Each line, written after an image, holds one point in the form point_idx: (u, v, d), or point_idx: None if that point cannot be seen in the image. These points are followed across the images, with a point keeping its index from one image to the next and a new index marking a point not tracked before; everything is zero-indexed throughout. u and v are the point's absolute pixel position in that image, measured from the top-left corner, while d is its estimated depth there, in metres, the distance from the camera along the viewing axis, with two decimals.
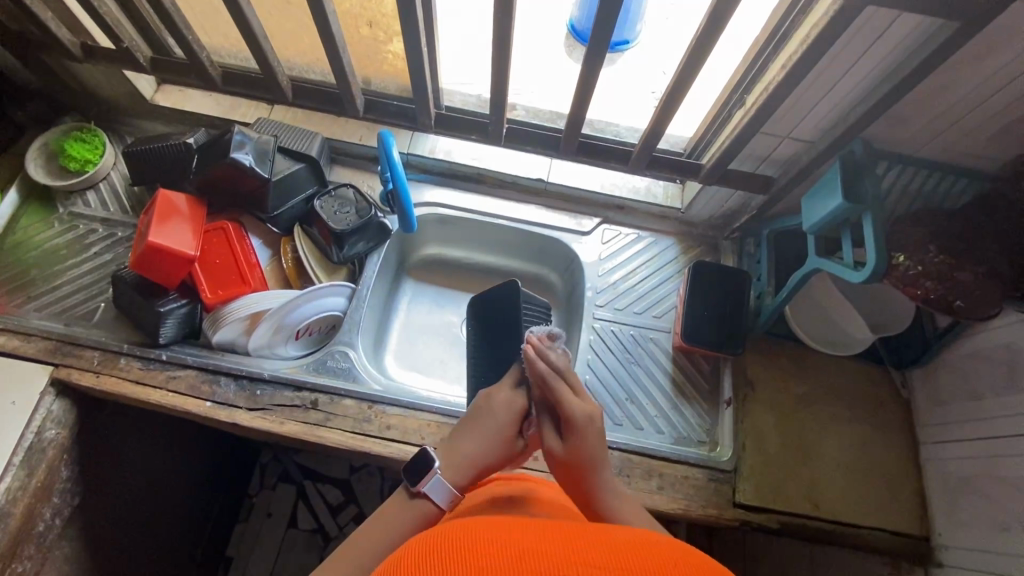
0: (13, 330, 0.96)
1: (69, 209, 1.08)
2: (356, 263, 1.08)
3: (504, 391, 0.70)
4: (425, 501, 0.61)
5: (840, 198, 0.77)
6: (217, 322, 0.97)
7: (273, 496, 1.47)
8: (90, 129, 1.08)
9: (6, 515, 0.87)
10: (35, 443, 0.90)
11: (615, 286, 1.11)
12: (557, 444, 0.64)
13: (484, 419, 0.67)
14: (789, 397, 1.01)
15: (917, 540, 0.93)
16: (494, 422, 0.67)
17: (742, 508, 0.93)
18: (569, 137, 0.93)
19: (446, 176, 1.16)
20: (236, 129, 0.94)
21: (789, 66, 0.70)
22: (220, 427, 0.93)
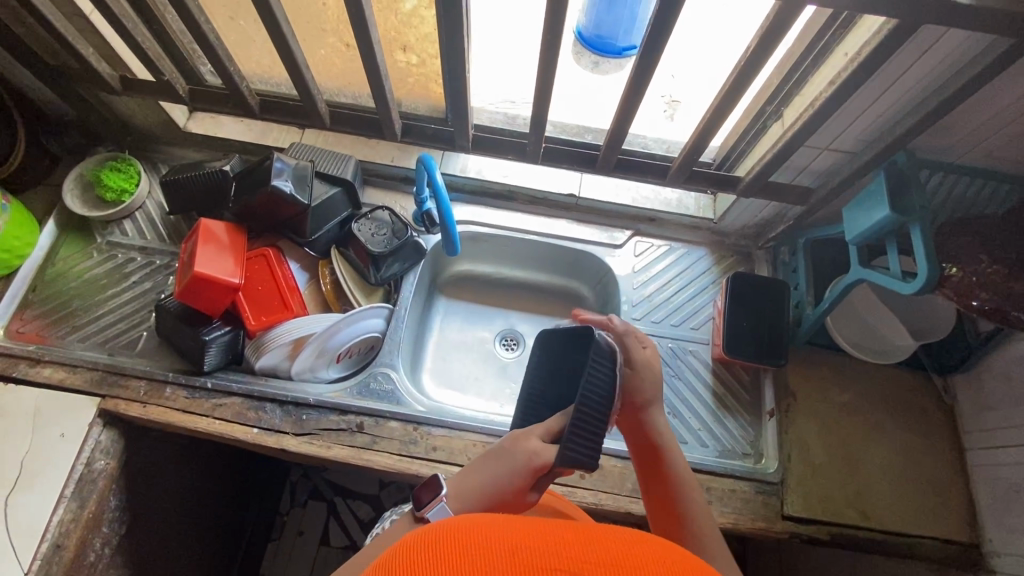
0: (58, 362, 0.97)
1: (107, 238, 1.09)
2: (393, 284, 1.08)
3: (534, 439, 0.61)
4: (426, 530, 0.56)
5: (888, 209, 0.77)
6: (261, 347, 0.97)
7: (306, 514, 1.47)
8: (125, 159, 1.09)
9: (61, 548, 0.87)
10: (85, 474, 0.90)
11: (650, 298, 1.11)
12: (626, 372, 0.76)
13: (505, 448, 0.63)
14: (831, 406, 1.01)
15: (968, 547, 0.92)
16: (509, 462, 0.59)
17: (792, 520, 0.93)
18: (607, 154, 0.93)
19: (477, 194, 1.16)
20: (276, 156, 0.95)
21: (838, 81, 0.70)
22: (267, 453, 0.94)
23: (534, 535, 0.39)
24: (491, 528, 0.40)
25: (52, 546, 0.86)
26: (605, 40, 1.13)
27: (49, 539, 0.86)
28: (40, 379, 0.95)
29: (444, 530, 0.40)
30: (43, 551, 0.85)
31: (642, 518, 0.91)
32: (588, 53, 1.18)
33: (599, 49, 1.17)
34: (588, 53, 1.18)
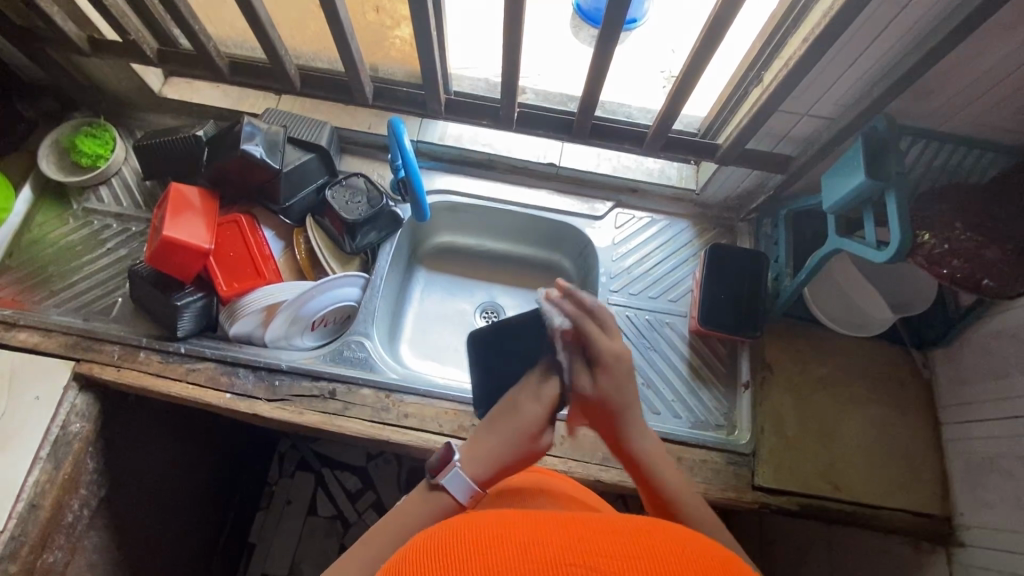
0: (34, 327, 0.97)
1: (83, 205, 1.09)
2: (369, 253, 1.08)
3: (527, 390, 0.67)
4: (443, 492, 0.61)
5: (862, 175, 0.75)
6: (234, 314, 0.97)
7: (292, 483, 1.50)
8: (101, 124, 1.08)
9: (36, 507, 0.88)
10: (61, 436, 0.91)
11: (629, 271, 1.10)
12: (589, 388, 0.66)
13: (513, 418, 0.64)
14: (808, 379, 1.00)
15: (938, 520, 0.93)
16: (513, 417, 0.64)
17: (762, 490, 0.93)
18: (581, 120, 0.91)
19: (456, 163, 1.15)
20: (246, 120, 0.93)
21: (811, 41, 0.68)
22: (240, 418, 0.94)
23: (548, 526, 0.40)
24: (509, 521, 0.41)
25: (28, 505, 0.87)
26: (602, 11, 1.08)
27: (25, 499, 0.87)
28: (15, 343, 0.95)
29: (465, 523, 0.42)
30: (19, 509, 0.87)
31: (612, 486, 0.92)
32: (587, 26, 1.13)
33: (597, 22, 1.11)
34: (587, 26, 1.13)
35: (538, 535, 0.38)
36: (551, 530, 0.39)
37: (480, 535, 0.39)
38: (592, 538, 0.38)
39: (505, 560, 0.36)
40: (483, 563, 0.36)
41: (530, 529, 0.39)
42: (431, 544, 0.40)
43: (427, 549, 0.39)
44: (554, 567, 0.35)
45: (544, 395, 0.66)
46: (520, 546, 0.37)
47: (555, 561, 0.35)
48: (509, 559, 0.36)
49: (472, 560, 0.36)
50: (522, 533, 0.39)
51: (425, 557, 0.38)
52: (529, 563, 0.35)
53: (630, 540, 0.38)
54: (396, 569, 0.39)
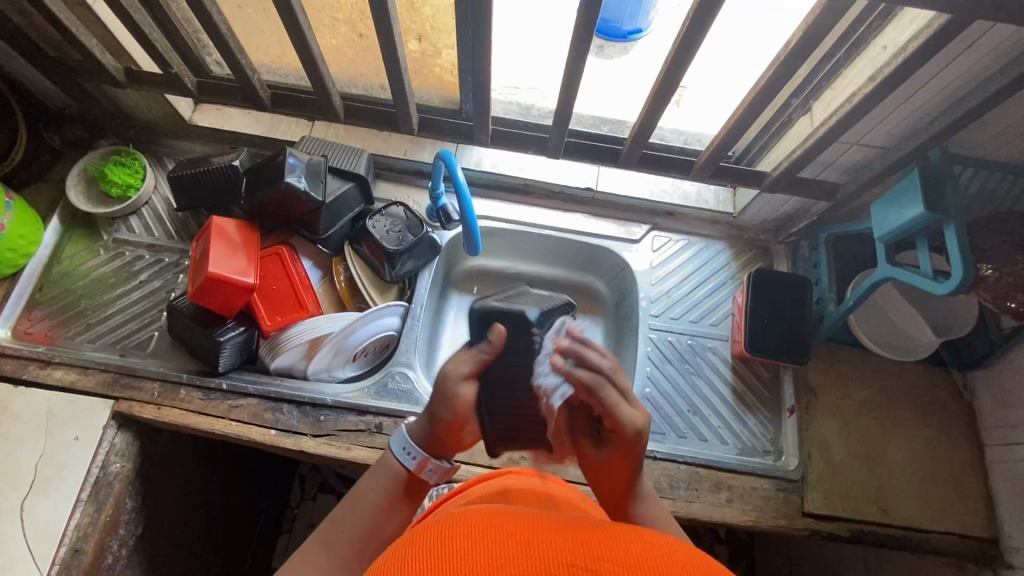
0: (69, 364, 0.94)
1: (113, 235, 1.06)
2: (407, 281, 1.06)
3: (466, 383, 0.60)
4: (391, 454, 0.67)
5: (922, 207, 0.75)
6: (276, 348, 0.95)
7: (316, 506, 1.49)
8: (130, 153, 1.06)
9: (79, 552, 0.86)
10: (102, 477, 0.89)
11: (668, 294, 1.10)
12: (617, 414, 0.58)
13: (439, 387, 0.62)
14: (852, 403, 1.01)
15: (986, 542, 0.93)
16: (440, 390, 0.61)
17: (813, 517, 0.93)
18: (631, 149, 0.91)
19: (491, 188, 1.14)
20: (289, 151, 0.92)
21: (879, 77, 0.68)
22: (284, 454, 0.93)
23: (555, 527, 0.38)
24: (514, 516, 0.39)
25: (71, 550, 0.85)
26: (610, 23, 1.15)
27: (68, 544, 0.85)
28: (51, 381, 0.93)
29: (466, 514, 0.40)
30: (61, 555, 0.84)
31: None
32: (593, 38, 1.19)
33: (604, 33, 1.18)
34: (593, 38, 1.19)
35: (545, 534, 0.37)
36: (555, 530, 0.38)
37: (482, 523, 0.38)
38: (599, 542, 0.36)
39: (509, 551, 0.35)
40: (487, 556, 0.34)
41: (537, 527, 0.38)
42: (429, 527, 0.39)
43: (427, 533, 0.38)
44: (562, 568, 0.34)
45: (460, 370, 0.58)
46: (527, 544, 0.35)
47: (563, 564, 0.34)
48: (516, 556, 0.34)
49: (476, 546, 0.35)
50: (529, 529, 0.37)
51: (427, 539, 0.37)
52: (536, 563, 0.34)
53: (638, 545, 0.37)
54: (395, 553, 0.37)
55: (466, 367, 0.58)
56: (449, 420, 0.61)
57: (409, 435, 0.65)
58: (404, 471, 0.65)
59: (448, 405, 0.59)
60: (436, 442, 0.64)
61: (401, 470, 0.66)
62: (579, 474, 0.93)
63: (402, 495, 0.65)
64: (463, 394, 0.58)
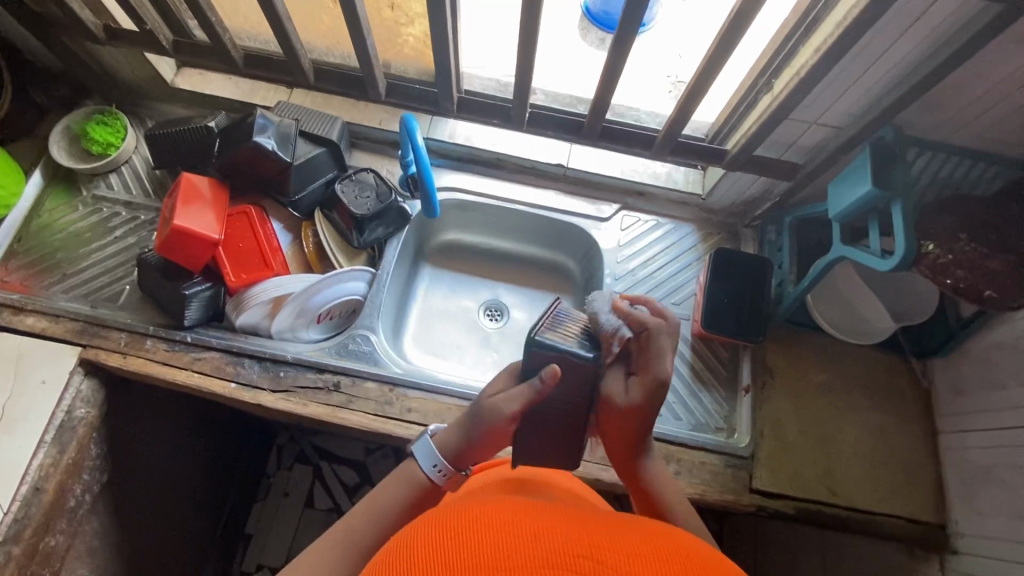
0: (41, 312, 0.97)
1: (92, 192, 1.09)
2: (376, 248, 1.08)
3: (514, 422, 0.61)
4: (413, 465, 0.65)
5: (869, 185, 0.76)
6: (242, 304, 0.98)
7: (291, 476, 1.53)
8: (112, 112, 1.09)
9: (40, 491, 0.89)
10: (66, 421, 0.92)
11: (633, 273, 1.11)
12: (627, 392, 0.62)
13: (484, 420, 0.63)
14: (808, 385, 1.01)
15: (933, 527, 0.94)
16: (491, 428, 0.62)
17: (760, 494, 0.94)
18: (592, 121, 0.93)
19: (464, 161, 1.15)
20: (259, 112, 0.94)
21: (825, 49, 0.69)
22: (244, 408, 0.95)
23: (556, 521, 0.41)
24: (529, 510, 0.43)
25: (32, 488, 0.88)
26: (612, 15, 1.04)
27: (29, 482, 0.88)
28: (23, 327, 0.96)
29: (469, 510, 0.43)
30: (23, 492, 0.87)
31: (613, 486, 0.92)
32: (595, 30, 1.09)
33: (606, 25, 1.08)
34: (595, 30, 1.09)
35: (549, 526, 0.40)
36: (566, 523, 0.41)
37: (490, 521, 0.41)
38: (597, 536, 0.40)
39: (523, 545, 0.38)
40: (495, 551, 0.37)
41: (549, 522, 0.41)
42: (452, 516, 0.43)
43: (438, 531, 0.41)
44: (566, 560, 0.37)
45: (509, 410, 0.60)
46: (532, 537, 0.39)
47: (569, 556, 0.37)
48: (524, 549, 0.37)
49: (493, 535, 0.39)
50: (533, 523, 0.40)
51: (437, 538, 0.40)
52: (541, 554, 0.37)
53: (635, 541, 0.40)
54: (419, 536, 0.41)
55: (515, 405, 0.59)
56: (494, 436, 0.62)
57: (438, 449, 0.64)
58: (428, 485, 0.64)
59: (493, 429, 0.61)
60: (470, 455, 0.64)
61: (426, 481, 0.64)
62: None
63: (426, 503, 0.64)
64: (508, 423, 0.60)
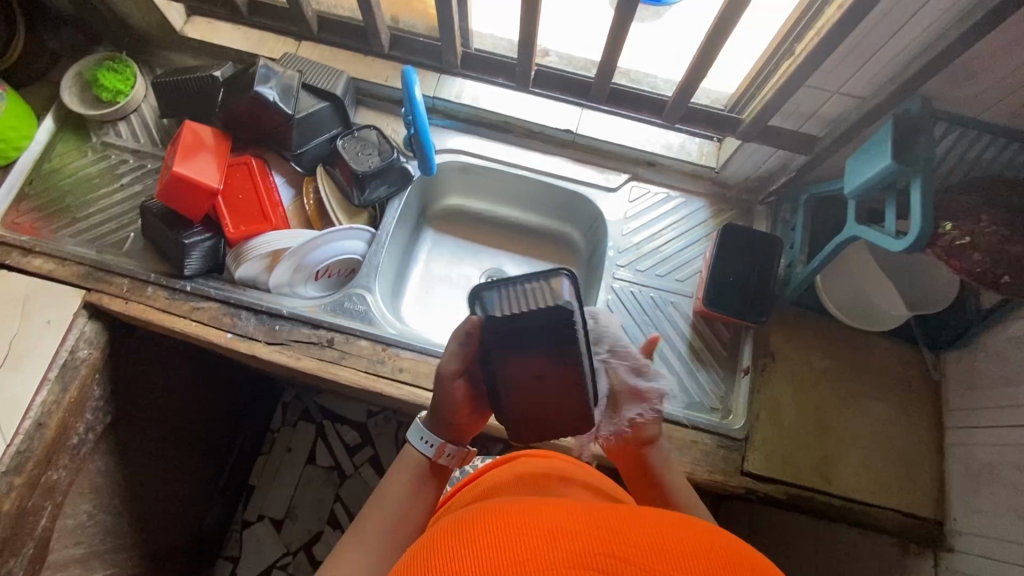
0: (49, 254, 0.99)
1: (102, 138, 1.10)
2: (377, 208, 1.07)
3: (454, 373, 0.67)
4: (409, 449, 0.69)
5: (888, 158, 0.71)
6: (241, 256, 0.98)
7: (294, 432, 1.57)
8: (123, 60, 1.09)
9: (42, 426, 0.92)
10: (69, 361, 0.94)
11: (638, 247, 1.08)
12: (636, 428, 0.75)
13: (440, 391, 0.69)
14: (811, 370, 0.98)
15: (930, 523, 0.91)
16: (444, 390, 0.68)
17: (751, 477, 0.92)
18: (600, 83, 0.90)
19: (471, 122, 1.12)
20: (262, 61, 0.93)
21: (848, 6, 0.64)
22: (240, 359, 0.96)
23: (576, 518, 0.40)
24: (537, 509, 0.42)
25: (34, 423, 0.91)
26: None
27: (33, 417, 0.91)
28: (31, 268, 0.98)
29: (491, 512, 0.43)
30: (26, 426, 0.91)
31: (600, 458, 0.91)
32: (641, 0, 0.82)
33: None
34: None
35: (567, 523, 0.39)
36: (577, 518, 0.40)
37: (506, 522, 0.41)
38: (618, 530, 0.39)
39: (540, 545, 0.37)
40: (512, 554, 0.37)
41: (559, 518, 0.40)
42: (456, 532, 0.42)
43: (456, 538, 0.41)
44: (584, 559, 0.36)
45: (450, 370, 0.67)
46: (550, 537, 0.38)
47: (588, 554, 0.36)
48: (540, 550, 0.37)
49: (502, 541, 0.38)
50: (553, 521, 0.39)
51: (457, 547, 0.40)
52: (561, 553, 0.36)
53: (661, 533, 0.39)
54: (427, 555, 0.41)
55: (453, 363, 0.66)
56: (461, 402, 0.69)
57: (422, 425, 0.69)
58: (425, 460, 0.68)
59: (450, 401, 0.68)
60: (454, 434, 0.70)
61: (421, 458, 0.68)
62: None
63: (427, 477, 0.67)
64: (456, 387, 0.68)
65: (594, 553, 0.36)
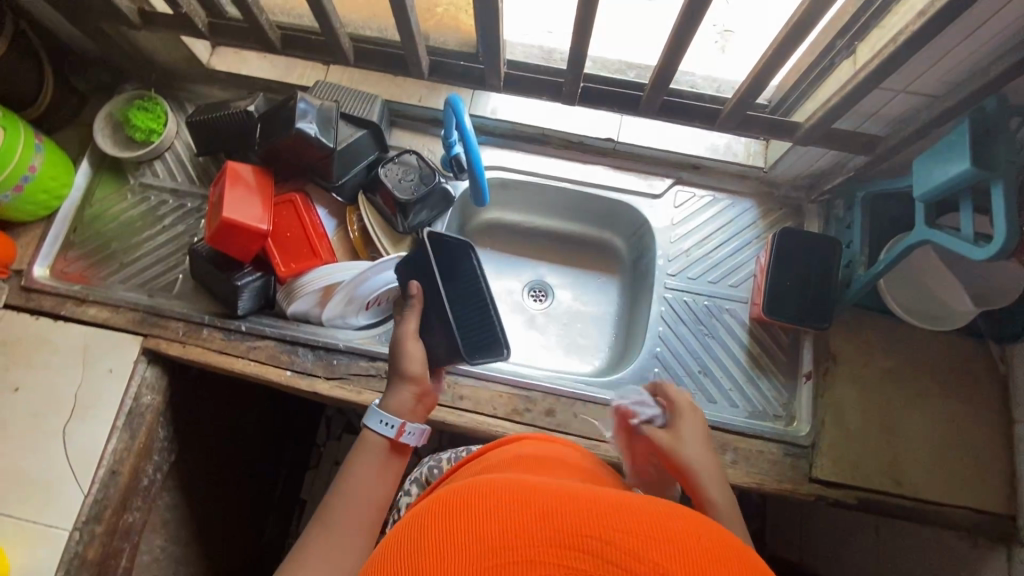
0: (102, 302, 1.00)
1: (139, 179, 1.10)
2: (420, 232, 1.06)
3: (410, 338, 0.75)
4: (369, 432, 0.69)
5: (967, 163, 0.68)
6: (292, 293, 0.98)
7: (340, 447, 1.58)
8: (152, 98, 1.07)
9: (116, 474, 0.94)
10: (134, 408, 0.96)
11: (688, 253, 1.06)
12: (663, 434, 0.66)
13: (399, 362, 0.73)
14: (873, 371, 0.97)
15: (1001, 518, 0.90)
16: (410, 361, 0.73)
17: (819, 483, 0.91)
18: (651, 96, 0.88)
19: (508, 136, 1.10)
20: (300, 96, 0.91)
21: (930, 13, 0.61)
22: (300, 395, 0.97)
23: (567, 494, 0.37)
24: (534, 484, 0.39)
25: (108, 471, 0.93)
26: None
27: (106, 466, 0.93)
28: (86, 317, 0.99)
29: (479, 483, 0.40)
30: (100, 475, 0.92)
31: None
32: None
33: None
34: None
35: (559, 499, 0.36)
36: (574, 497, 0.37)
37: (498, 492, 0.38)
38: (608, 510, 0.36)
39: (530, 522, 0.34)
40: (498, 531, 0.34)
41: (554, 495, 0.37)
42: (449, 500, 0.39)
43: (443, 507, 0.38)
44: (574, 541, 0.33)
45: (409, 331, 0.75)
46: (538, 515, 0.35)
47: (579, 535, 0.33)
48: (531, 529, 0.34)
49: (493, 514, 0.36)
50: (543, 498, 0.36)
51: (441, 516, 0.37)
52: (553, 534, 0.34)
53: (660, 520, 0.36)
54: (413, 529, 0.38)
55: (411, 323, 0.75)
56: (417, 369, 0.73)
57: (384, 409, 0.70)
58: (386, 443, 0.69)
59: (407, 359, 0.73)
60: (414, 407, 0.73)
61: (383, 441, 0.69)
62: (582, 428, 0.93)
63: (391, 455, 0.69)
64: (415, 346, 0.74)
65: (581, 534, 0.34)
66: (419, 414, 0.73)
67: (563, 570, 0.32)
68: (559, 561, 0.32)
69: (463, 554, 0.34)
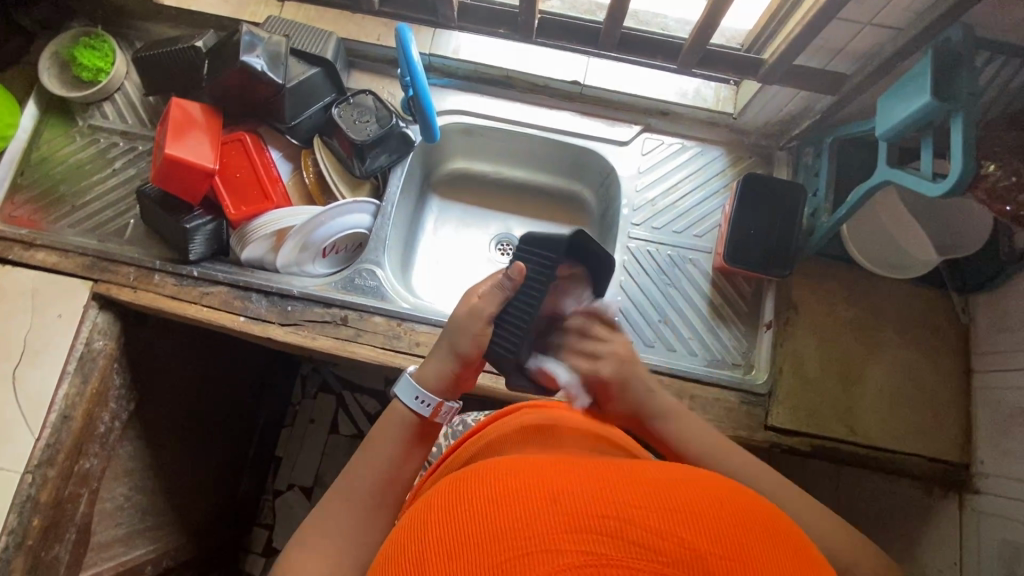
0: (50, 247, 0.97)
1: (88, 121, 1.06)
2: (380, 177, 1.03)
3: (479, 321, 0.61)
4: (398, 403, 0.62)
5: (928, 95, 0.66)
6: (244, 238, 0.96)
7: (315, 404, 1.58)
8: (99, 36, 1.03)
9: (68, 419, 0.93)
10: (86, 353, 0.94)
11: (653, 203, 1.03)
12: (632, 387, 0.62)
13: (455, 341, 0.62)
14: (833, 321, 0.96)
15: (956, 466, 0.89)
16: (467, 341, 0.61)
17: (775, 431, 0.91)
18: (609, 30, 0.84)
19: (471, 79, 1.06)
20: (245, 28, 0.88)
21: None
22: (254, 341, 0.95)
23: (578, 474, 0.35)
24: (537, 464, 0.37)
25: (60, 416, 0.92)
26: None
27: (57, 410, 0.92)
28: (34, 262, 0.96)
29: (482, 473, 0.38)
30: (52, 420, 0.92)
31: None
32: None
33: None
34: None
35: (568, 480, 0.34)
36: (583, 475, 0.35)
37: (501, 480, 0.35)
38: (622, 485, 0.34)
39: (541, 508, 0.32)
40: (508, 521, 0.32)
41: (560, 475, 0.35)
42: (449, 497, 0.36)
43: (445, 506, 0.36)
44: (586, 523, 0.31)
45: (483, 314, 0.60)
46: (547, 497, 0.33)
47: (597, 516, 0.31)
48: (544, 513, 0.32)
49: (500, 503, 0.33)
50: (550, 479, 0.34)
51: (444, 516, 0.35)
52: (567, 517, 0.31)
53: (674, 493, 0.34)
54: (416, 533, 0.35)
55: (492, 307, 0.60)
56: (477, 359, 0.62)
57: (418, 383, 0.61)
58: (416, 418, 0.61)
59: (464, 341, 0.61)
60: (451, 387, 0.63)
61: (413, 417, 0.61)
62: None
63: (419, 433, 0.62)
64: (483, 336, 0.60)
65: (599, 515, 0.31)
66: (452, 392, 0.64)
67: (582, 556, 0.30)
68: (574, 546, 0.30)
69: (474, 551, 0.31)
